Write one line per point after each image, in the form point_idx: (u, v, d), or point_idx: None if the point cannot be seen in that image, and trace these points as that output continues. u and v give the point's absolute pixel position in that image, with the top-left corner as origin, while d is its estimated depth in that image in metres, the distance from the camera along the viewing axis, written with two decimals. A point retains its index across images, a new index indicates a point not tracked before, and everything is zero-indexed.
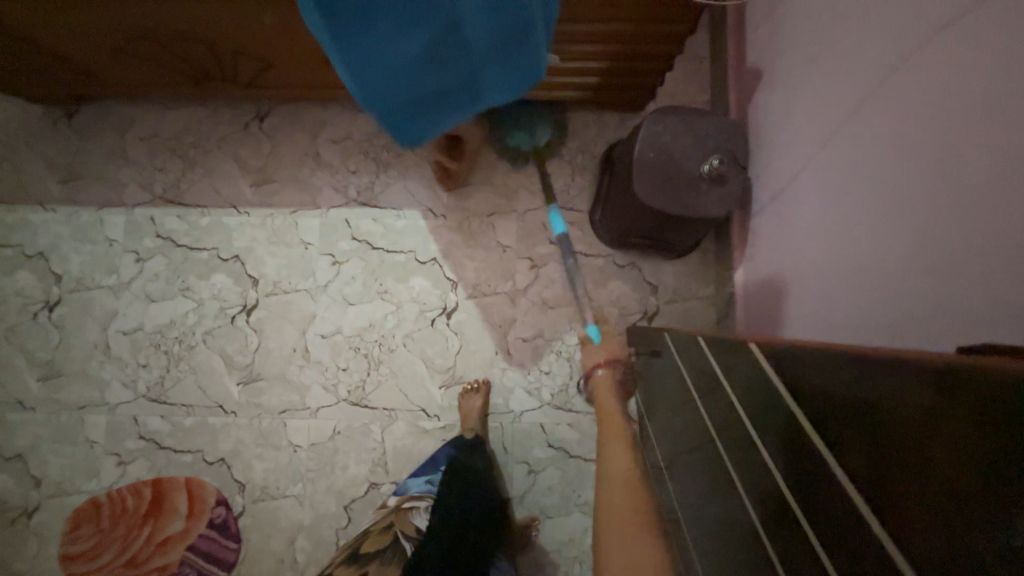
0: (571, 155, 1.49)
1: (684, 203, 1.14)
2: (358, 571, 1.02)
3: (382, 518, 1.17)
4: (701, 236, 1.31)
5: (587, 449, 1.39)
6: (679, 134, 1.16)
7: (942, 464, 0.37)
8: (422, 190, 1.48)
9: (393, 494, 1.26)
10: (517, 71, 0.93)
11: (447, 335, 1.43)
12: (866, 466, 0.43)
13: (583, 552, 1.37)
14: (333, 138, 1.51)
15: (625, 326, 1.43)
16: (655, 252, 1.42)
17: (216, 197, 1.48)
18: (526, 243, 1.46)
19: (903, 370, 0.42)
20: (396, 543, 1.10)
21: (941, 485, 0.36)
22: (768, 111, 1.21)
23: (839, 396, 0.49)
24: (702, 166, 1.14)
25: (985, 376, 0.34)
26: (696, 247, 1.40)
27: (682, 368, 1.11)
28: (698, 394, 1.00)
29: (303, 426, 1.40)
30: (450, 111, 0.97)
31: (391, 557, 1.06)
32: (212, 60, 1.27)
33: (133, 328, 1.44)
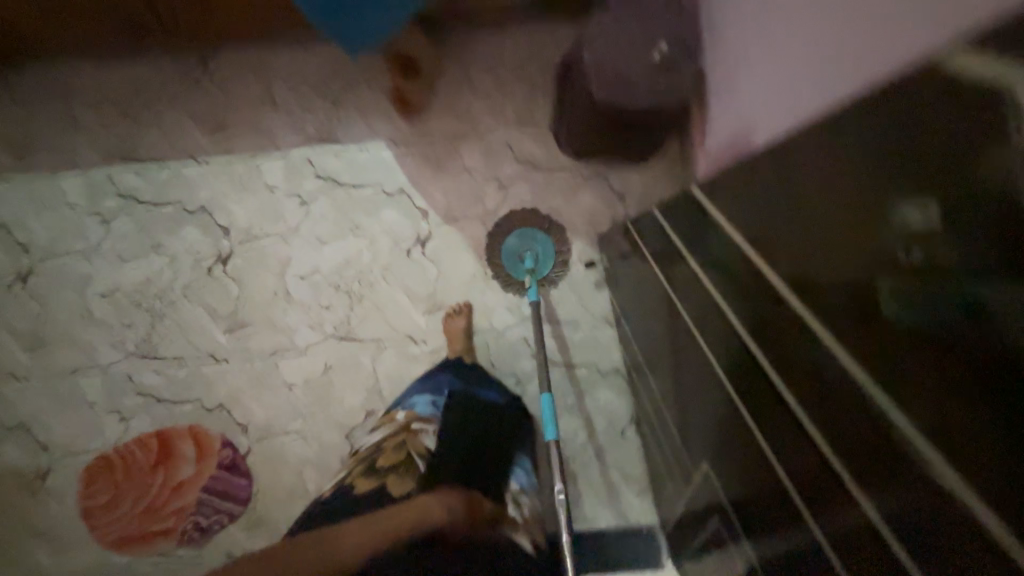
0: (528, 70, 1.47)
1: (639, 97, 1.15)
2: (379, 484, 0.98)
3: (393, 436, 1.11)
4: (662, 134, 1.32)
5: (570, 356, 1.46)
6: (627, 26, 1.13)
7: (899, 223, 0.44)
8: (380, 120, 1.46)
9: (402, 412, 1.21)
10: None
11: (424, 263, 1.46)
12: (839, 259, 0.51)
13: (576, 450, 1.46)
14: (282, 75, 1.47)
15: (597, 236, 1.46)
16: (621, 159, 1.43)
17: (172, 149, 1.45)
18: (492, 164, 1.46)
19: (884, 216, 0.46)
20: (410, 458, 1.03)
21: (900, 241, 0.44)
22: None
23: (813, 213, 0.56)
24: (653, 56, 1.12)
25: (933, 126, 0.42)
26: (659, 149, 1.42)
27: (649, 257, 1.16)
28: (662, 274, 1.05)
29: (296, 365, 1.45)
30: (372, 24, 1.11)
31: (407, 470, 0.99)
32: None
33: (112, 290, 1.45)
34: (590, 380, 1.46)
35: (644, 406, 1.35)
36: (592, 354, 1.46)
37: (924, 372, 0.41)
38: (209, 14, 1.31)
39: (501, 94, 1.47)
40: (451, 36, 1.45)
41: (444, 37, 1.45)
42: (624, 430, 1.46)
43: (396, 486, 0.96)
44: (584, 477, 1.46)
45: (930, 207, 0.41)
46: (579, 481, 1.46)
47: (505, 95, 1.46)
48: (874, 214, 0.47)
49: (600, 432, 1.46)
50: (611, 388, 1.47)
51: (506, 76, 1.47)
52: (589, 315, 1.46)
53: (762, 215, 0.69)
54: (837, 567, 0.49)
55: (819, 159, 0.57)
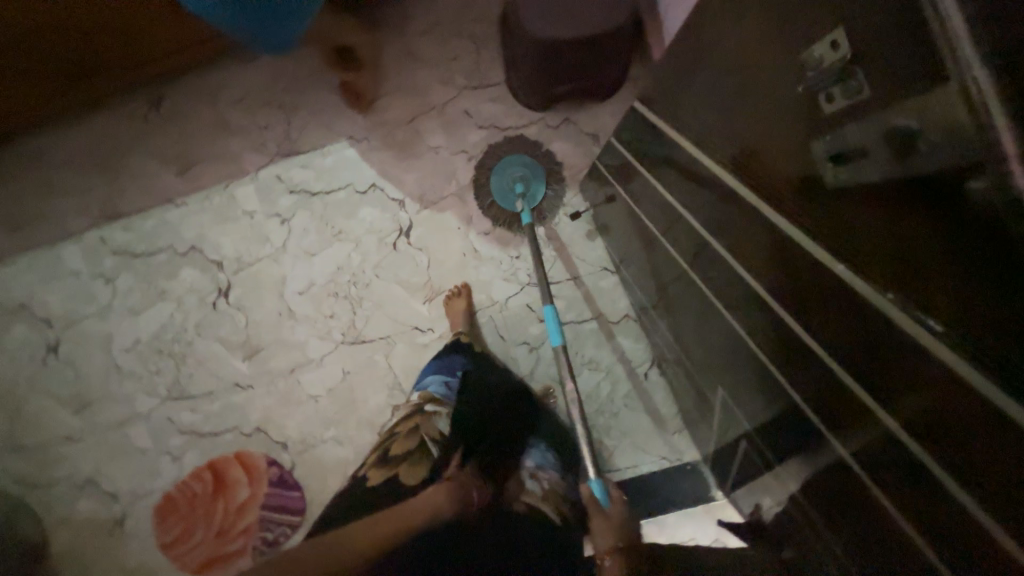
0: (471, 31, 1.41)
1: (581, 23, 1.09)
2: (391, 474, 0.95)
3: (408, 421, 1.10)
4: (621, 59, 1.24)
5: (578, 313, 1.43)
6: None
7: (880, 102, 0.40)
8: (337, 119, 1.43)
9: (416, 393, 1.25)
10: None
11: (412, 253, 1.45)
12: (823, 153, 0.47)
13: (603, 402, 1.45)
14: (232, 98, 1.46)
15: (579, 185, 1.40)
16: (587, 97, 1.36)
17: (150, 197, 1.48)
18: (456, 136, 1.41)
19: (844, 122, 0.44)
20: (423, 443, 1.01)
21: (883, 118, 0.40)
22: None
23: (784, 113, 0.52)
24: None
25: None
26: (623, 76, 1.33)
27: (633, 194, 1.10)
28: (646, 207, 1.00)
29: (316, 377, 1.49)
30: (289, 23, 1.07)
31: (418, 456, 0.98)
32: (74, 51, 1.22)
33: (134, 343, 1.52)
34: (603, 331, 1.43)
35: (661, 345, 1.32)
36: (598, 305, 1.43)
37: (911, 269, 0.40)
38: (145, 52, 1.31)
39: (449, 61, 1.41)
40: (385, 15, 1.41)
41: (379, 17, 1.41)
42: (647, 374, 1.44)
43: (407, 472, 0.95)
44: (617, 427, 1.45)
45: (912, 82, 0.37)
46: (613, 432, 1.45)
47: (453, 61, 1.41)
48: (829, 126, 0.46)
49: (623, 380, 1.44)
50: (625, 335, 1.43)
51: (450, 42, 1.41)
52: (588, 267, 1.42)
53: (720, 147, 0.67)
54: (859, 476, 0.50)
55: (764, 79, 0.54)
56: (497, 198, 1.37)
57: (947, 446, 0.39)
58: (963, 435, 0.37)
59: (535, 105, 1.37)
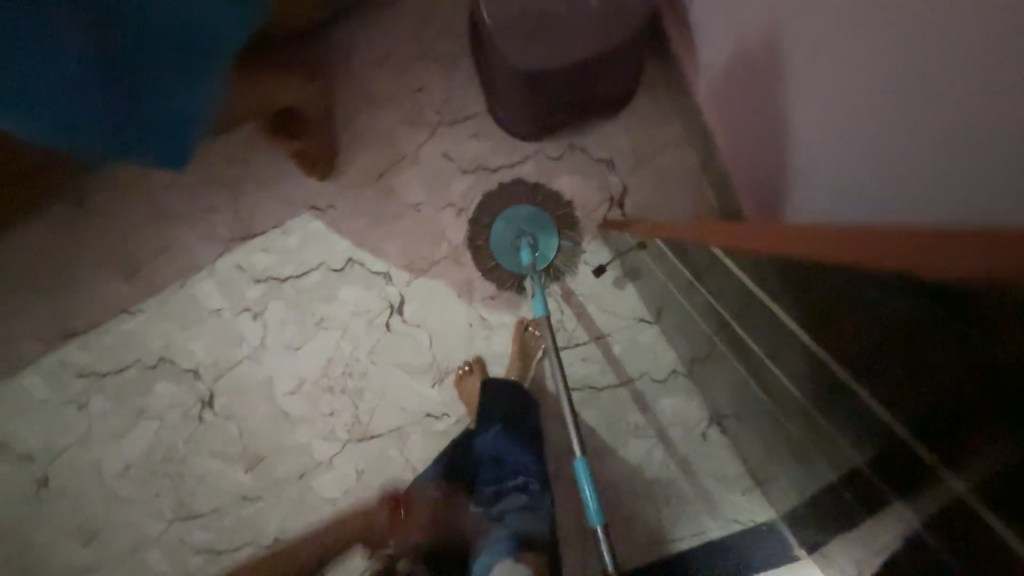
0: (433, 57, 1.14)
1: (578, 41, 0.82)
2: None
3: None
4: (632, 69, 0.96)
5: (615, 375, 1.20)
6: None
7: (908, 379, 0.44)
8: (293, 188, 1.18)
9: None
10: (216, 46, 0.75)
11: (410, 332, 1.22)
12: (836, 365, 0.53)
13: (659, 470, 1.24)
14: (166, 180, 1.21)
15: (598, 225, 1.12)
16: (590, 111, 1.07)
17: (102, 310, 1.27)
18: (438, 186, 1.15)
19: (854, 346, 0.49)
20: None
21: (875, 372, 0.48)
22: None
23: (795, 300, 0.56)
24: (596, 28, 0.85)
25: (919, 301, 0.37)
26: (635, 84, 1.05)
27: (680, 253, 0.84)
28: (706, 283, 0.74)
29: (329, 479, 1.32)
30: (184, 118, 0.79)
31: None
32: None
33: (127, 467, 1.37)
34: (646, 392, 1.20)
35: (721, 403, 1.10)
36: (636, 363, 1.19)
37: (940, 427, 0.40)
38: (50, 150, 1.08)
39: (413, 96, 1.14)
40: (328, 50, 1.14)
41: (321, 55, 1.14)
42: (706, 433, 1.22)
43: None
44: (677, 495, 1.24)
45: (939, 392, 0.41)
46: (675, 503, 1.24)
47: (419, 95, 1.14)
48: (861, 346, 0.48)
49: (678, 443, 1.22)
50: (676, 393, 1.20)
51: (411, 73, 1.14)
52: (621, 322, 1.17)
53: (728, 279, 0.71)
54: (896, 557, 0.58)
55: (771, 242, 0.58)
56: (500, 257, 1.13)
57: (975, 541, 0.42)
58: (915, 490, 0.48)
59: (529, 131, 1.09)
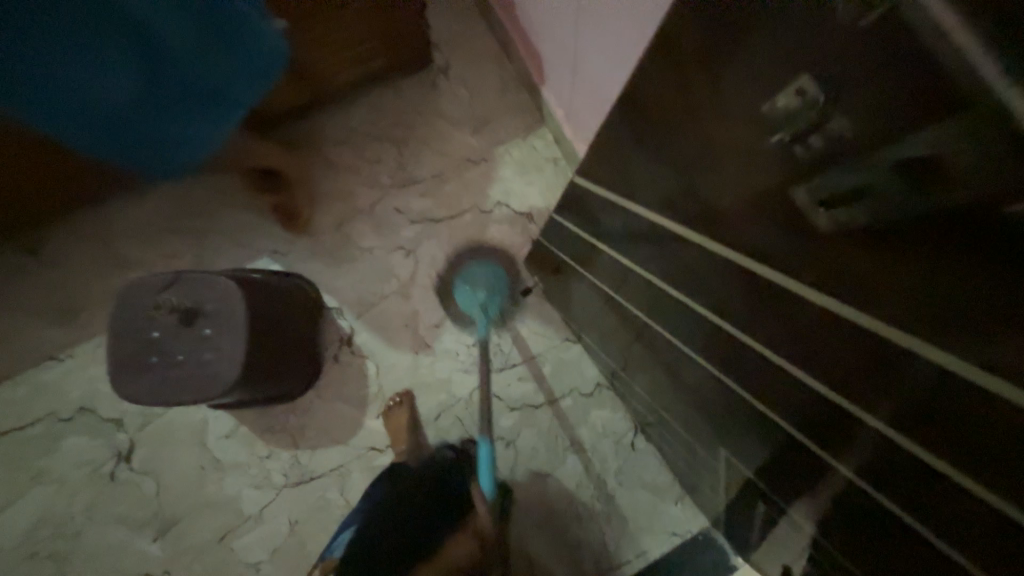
0: (388, 132, 1.41)
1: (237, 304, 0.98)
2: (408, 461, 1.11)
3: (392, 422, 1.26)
4: (318, 328, 1.27)
5: (550, 390, 1.34)
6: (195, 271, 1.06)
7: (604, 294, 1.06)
8: (255, 234, 1.31)
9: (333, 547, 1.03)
10: (261, 48, 0.91)
11: (358, 362, 1.30)
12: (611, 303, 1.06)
13: (598, 484, 1.32)
14: (129, 231, 1.28)
15: (523, 262, 1.38)
16: (205, 397, 0.95)
17: (23, 356, 1.22)
18: (390, 233, 1.36)
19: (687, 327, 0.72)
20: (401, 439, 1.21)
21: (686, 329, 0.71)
22: (563, 94, 1.28)
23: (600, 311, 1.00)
24: (319, 296, 1.29)
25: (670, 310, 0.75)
26: (522, 181, 1.42)
27: (582, 272, 1.12)
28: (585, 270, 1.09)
29: (255, 537, 1.21)
30: (224, 67, 0.89)
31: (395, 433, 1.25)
32: None
33: (27, 539, 1.16)
34: (579, 407, 1.34)
35: (642, 411, 1.26)
36: (567, 380, 1.35)
37: (807, 321, 0.42)
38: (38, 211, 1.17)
39: (371, 164, 1.39)
40: (297, 128, 1.38)
41: (292, 131, 1.37)
42: (634, 442, 1.34)
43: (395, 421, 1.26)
44: (615, 509, 1.32)
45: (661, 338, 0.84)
46: (616, 511, 1.32)
47: (376, 163, 1.39)
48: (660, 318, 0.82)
49: (610, 456, 1.34)
50: (602, 406, 1.35)
51: (370, 147, 1.40)
52: (547, 341, 1.36)
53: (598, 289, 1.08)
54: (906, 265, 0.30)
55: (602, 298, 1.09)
56: None
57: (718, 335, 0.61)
58: (819, 403, 0.45)
59: (230, 394, 0.96)
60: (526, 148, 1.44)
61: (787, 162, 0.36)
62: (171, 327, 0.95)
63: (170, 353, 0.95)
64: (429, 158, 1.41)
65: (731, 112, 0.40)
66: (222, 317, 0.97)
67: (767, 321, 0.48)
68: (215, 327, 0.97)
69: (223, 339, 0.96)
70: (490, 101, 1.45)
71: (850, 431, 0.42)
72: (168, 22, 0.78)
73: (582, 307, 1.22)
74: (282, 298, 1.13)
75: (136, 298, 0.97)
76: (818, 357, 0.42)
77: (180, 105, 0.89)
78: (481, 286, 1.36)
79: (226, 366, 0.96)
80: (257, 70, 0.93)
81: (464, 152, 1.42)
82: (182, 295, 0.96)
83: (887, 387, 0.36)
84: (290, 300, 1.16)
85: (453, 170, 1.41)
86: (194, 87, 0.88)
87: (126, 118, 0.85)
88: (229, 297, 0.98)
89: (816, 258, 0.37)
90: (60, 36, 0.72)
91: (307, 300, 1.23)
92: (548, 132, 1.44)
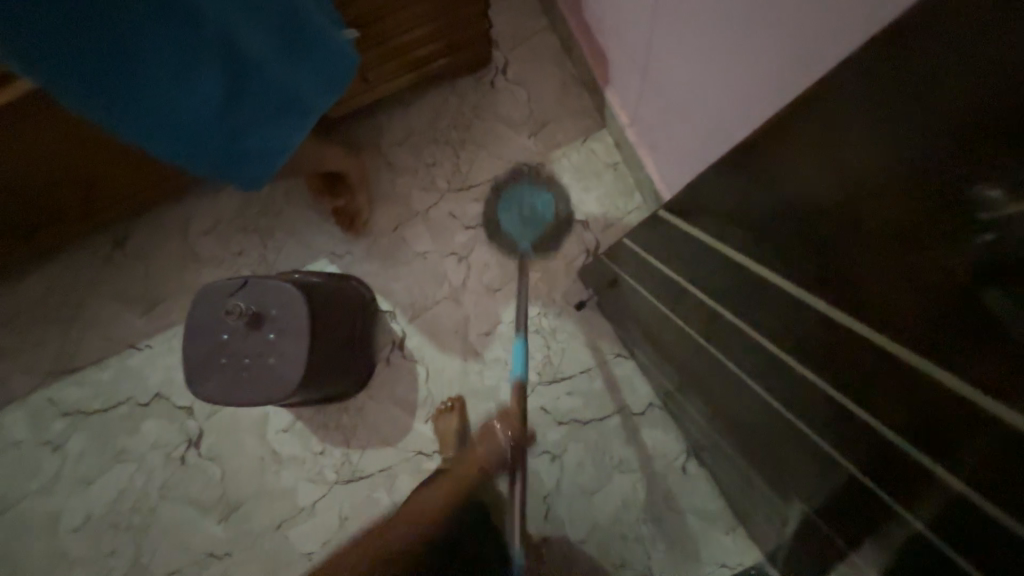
0: (445, 135, 1.39)
1: (300, 310, 1.00)
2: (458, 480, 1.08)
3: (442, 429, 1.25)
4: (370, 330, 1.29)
5: (599, 406, 1.30)
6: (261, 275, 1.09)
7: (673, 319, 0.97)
8: (315, 235, 1.34)
9: None
10: (331, 56, 0.92)
11: (409, 366, 1.32)
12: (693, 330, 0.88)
13: (645, 506, 1.28)
14: (201, 229, 1.35)
15: (577, 272, 1.33)
16: (271, 398, 0.99)
17: (109, 343, 1.32)
18: (443, 238, 1.35)
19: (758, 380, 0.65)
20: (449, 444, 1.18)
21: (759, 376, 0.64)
22: (629, 95, 1.20)
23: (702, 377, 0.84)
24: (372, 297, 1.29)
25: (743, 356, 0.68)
26: (579, 187, 1.37)
27: (643, 291, 1.06)
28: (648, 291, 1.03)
29: (308, 528, 1.26)
30: (298, 75, 0.90)
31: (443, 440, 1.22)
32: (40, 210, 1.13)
33: (110, 511, 1.27)
34: (629, 425, 1.30)
35: (698, 437, 1.19)
36: (618, 396, 1.30)
37: (890, 371, 0.39)
38: (123, 210, 1.25)
39: (427, 167, 1.38)
40: (357, 130, 1.38)
41: (352, 133, 1.38)
42: (686, 466, 1.29)
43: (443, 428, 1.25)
44: (662, 534, 1.27)
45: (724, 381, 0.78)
46: (663, 535, 1.27)
47: (432, 166, 1.38)
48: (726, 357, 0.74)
49: (660, 478, 1.29)
50: (654, 426, 1.30)
51: (427, 150, 1.38)
52: (599, 356, 1.31)
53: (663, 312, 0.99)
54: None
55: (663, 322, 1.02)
56: None
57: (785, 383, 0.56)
58: (891, 458, 0.42)
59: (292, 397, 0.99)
60: (585, 153, 1.38)
61: (886, 195, 0.34)
62: (241, 329, 0.99)
63: (240, 354, 0.99)
64: (484, 162, 1.38)
65: (827, 151, 0.37)
66: (287, 322, 1.00)
67: (841, 364, 0.45)
68: (282, 332, 1.00)
69: (288, 343, 0.99)
70: (550, 102, 1.40)
71: (922, 491, 0.40)
72: (247, 29, 0.79)
73: (640, 326, 1.16)
74: (340, 303, 1.15)
75: (209, 300, 1.01)
76: (889, 390, 0.40)
77: (257, 116, 0.91)
78: (533, 296, 1.33)
79: (289, 369, 0.99)
80: (328, 78, 0.94)
81: (520, 156, 1.38)
82: (250, 300, 0.99)
83: (983, 451, 0.33)
84: (346, 303, 1.18)
85: (508, 175, 1.38)
86: (270, 98, 0.90)
87: (210, 132, 0.88)
88: (293, 303, 1.00)
89: (906, 291, 0.35)
90: (157, 50, 0.75)
91: (362, 303, 1.24)
92: (609, 135, 1.38)
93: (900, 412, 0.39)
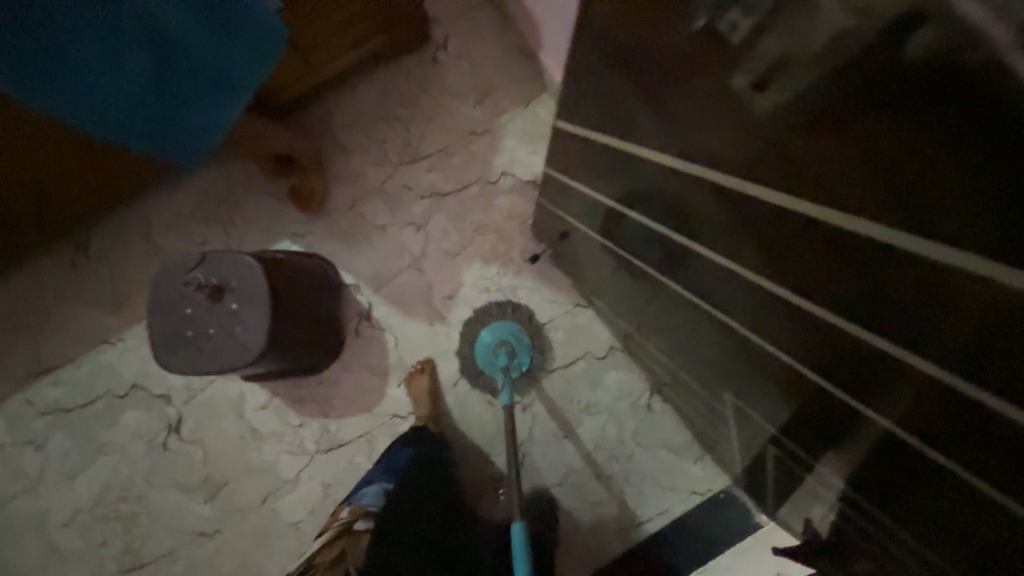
0: (394, 111, 1.44)
1: (259, 281, 1.04)
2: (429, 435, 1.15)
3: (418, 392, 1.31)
4: (339, 303, 1.34)
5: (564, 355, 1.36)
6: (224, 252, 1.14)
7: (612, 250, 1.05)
8: (275, 218, 1.39)
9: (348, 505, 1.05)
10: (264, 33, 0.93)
11: (378, 335, 1.36)
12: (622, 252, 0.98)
13: (616, 445, 1.34)
14: (163, 222, 1.38)
15: (531, 231, 1.39)
16: (237, 366, 1.03)
17: (83, 341, 1.35)
18: (401, 210, 1.40)
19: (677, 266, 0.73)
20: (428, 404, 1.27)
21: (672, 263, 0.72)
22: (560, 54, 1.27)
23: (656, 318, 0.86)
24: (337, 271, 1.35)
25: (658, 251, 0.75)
26: (527, 150, 1.42)
27: (586, 233, 1.12)
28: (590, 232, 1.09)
29: (294, 500, 1.30)
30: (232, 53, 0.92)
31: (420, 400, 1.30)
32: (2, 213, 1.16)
33: (98, 503, 1.30)
34: (594, 371, 1.35)
35: (657, 373, 1.25)
36: (581, 344, 1.36)
37: (801, 249, 0.40)
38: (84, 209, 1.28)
39: (379, 144, 1.43)
40: (307, 114, 1.43)
41: (303, 117, 1.43)
42: (651, 404, 1.35)
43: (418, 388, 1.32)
44: (634, 470, 1.33)
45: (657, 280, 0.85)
46: (635, 471, 1.33)
47: (383, 143, 1.43)
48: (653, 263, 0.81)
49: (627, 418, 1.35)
50: (617, 369, 1.36)
51: (377, 127, 1.43)
52: (559, 308, 1.37)
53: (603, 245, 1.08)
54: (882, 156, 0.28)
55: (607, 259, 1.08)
56: None
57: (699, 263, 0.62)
58: (840, 345, 0.42)
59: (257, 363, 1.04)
60: (529, 117, 1.43)
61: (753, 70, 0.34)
62: (204, 302, 1.03)
63: (203, 327, 1.03)
64: (434, 134, 1.43)
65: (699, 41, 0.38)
66: (248, 293, 1.04)
67: (774, 255, 0.44)
68: (242, 303, 1.04)
69: (249, 313, 1.04)
70: (492, 72, 1.45)
71: (884, 370, 0.38)
72: (171, 14, 0.81)
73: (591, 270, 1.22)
74: (303, 276, 1.20)
75: (170, 278, 1.05)
76: (807, 272, 0.40)
77: (194, 92, 0.95)
78: (491, 257, 1.39)
79: (253, 337, 1.03)
80: (264, 56, 0.97)
81: (468, 126, 1.43)
82: (210, 273, 1.04)
83: (882, 299, 0.34)
84: (310, 276, 1.23)
85: (458, 145, 1.43)
86: (204, 73, 0.93)
87: (148, 105, 0.92)
88: (252, 275, 1.04)
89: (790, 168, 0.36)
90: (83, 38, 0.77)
91: (326, 276, 1.29)
92: (551, 99, 1.43)
93: (832, 295, 0.39)
